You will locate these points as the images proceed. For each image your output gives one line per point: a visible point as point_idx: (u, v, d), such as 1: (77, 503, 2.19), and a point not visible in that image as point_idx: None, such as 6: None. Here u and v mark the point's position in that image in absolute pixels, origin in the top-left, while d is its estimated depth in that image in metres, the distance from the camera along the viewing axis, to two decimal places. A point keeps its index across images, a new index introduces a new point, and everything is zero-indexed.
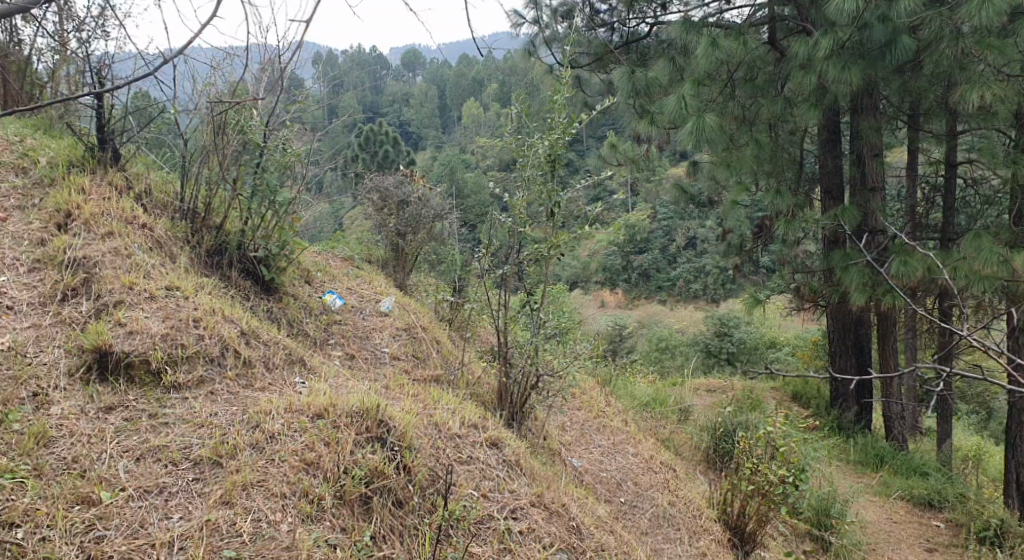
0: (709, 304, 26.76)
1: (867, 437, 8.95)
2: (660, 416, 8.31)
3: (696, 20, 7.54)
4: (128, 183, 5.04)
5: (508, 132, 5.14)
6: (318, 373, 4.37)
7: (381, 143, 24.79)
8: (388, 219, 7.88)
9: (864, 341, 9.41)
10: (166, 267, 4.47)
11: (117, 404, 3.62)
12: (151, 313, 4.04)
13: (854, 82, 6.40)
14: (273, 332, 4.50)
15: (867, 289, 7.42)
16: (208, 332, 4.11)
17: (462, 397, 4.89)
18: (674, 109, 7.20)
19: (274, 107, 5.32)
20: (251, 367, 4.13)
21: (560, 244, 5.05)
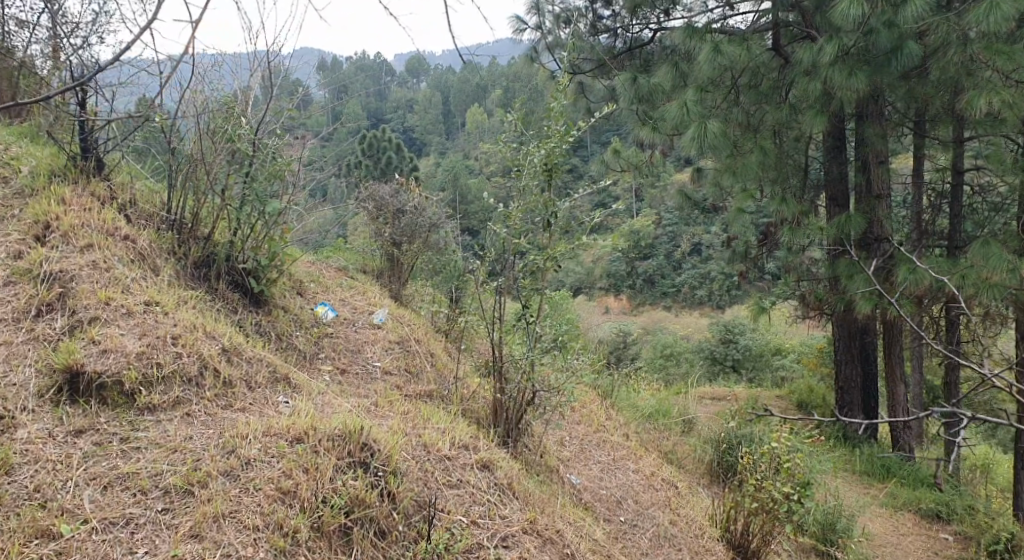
0: (714, 311, 26.58)
1: (873, 446, 8.75)
2: (661, 427, 8.15)
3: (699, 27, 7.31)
4: (111, 194, 4.91)
5: (504, 141, 5.00)
6: (302, 390, 4.22)
7: (384, 150, 24.75)
8: (384, 228, 7.74)
9: (869, 350, 9.24)
10: (146, 281, 4.34)
11: (87, 427, 3.48)
12: (127, 330, 3.90)
13: (860, 88, 6.24)
14: (256, 348, 4.38)
15: (872, 298, 7.25)
16: (186, 349, 3.97)
17: (455, 414, 4.74)
18: (674, 117, 7.06)
19: (265, 114, 5.18)
20: (232, 385, 4.00)
21: (556, 255, 4.91)
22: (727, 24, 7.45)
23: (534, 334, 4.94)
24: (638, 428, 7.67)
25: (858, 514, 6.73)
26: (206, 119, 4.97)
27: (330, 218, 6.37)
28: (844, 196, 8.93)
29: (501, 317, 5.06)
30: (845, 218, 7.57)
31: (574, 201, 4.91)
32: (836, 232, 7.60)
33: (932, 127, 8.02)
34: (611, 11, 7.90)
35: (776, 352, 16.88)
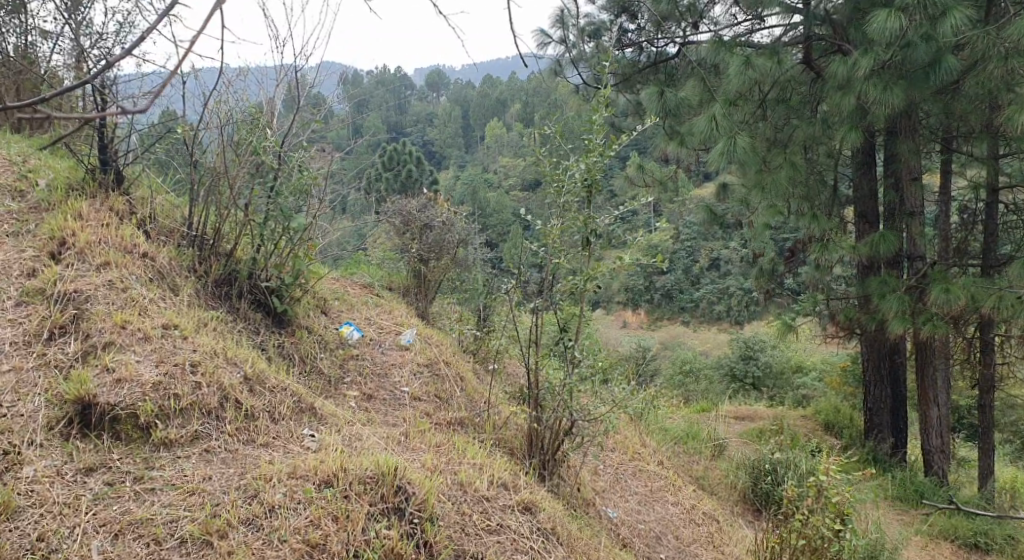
0: (734, 326, 26.21)
1: (905, 471, 8.32)
2: (694, 451, 7.81)
3: (727, 40, 6.98)
4: (131, 208, 4.69)
5: (540, 154, 4.72)
6: (327, 422, 3.96)
7: (403, 163, 24.63)
8: (410, 245, 7.43)
9: (899, 370, 8.81)
10: (165, 303, 4.12)
11: (98, 466, 3.23)
12: (143, 357, 3.66)
13: (897, 104, 5.92)
14: (280, 376, 4.12)
15: (906, 318, 6.84)
16: (206, 379, 3.71)
17: (489, 448, 4.45)
18: (703, 131, 6.77)
19: (291, 126, 4.93)
20: (256, 418, 3.74)
21: (596, 276, 4.61)
22: (757, 39, 7.08)
23: (573, 359, 4.66)
24: (670, 452, 7.34)
25: (903, 549, 6.32)
26: (230, 129, 4.74)
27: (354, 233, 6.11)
28: (874, 212, 8.58)
29: (537, 339, 4.78)
30: (878, 236, 7.24)
31: (614, 219, 4.59)
32: (873, 249, 7.27)
33: (962, 143, 7.68)
34: (637, 25, 7.52)
35: (799, 370, 16.52)
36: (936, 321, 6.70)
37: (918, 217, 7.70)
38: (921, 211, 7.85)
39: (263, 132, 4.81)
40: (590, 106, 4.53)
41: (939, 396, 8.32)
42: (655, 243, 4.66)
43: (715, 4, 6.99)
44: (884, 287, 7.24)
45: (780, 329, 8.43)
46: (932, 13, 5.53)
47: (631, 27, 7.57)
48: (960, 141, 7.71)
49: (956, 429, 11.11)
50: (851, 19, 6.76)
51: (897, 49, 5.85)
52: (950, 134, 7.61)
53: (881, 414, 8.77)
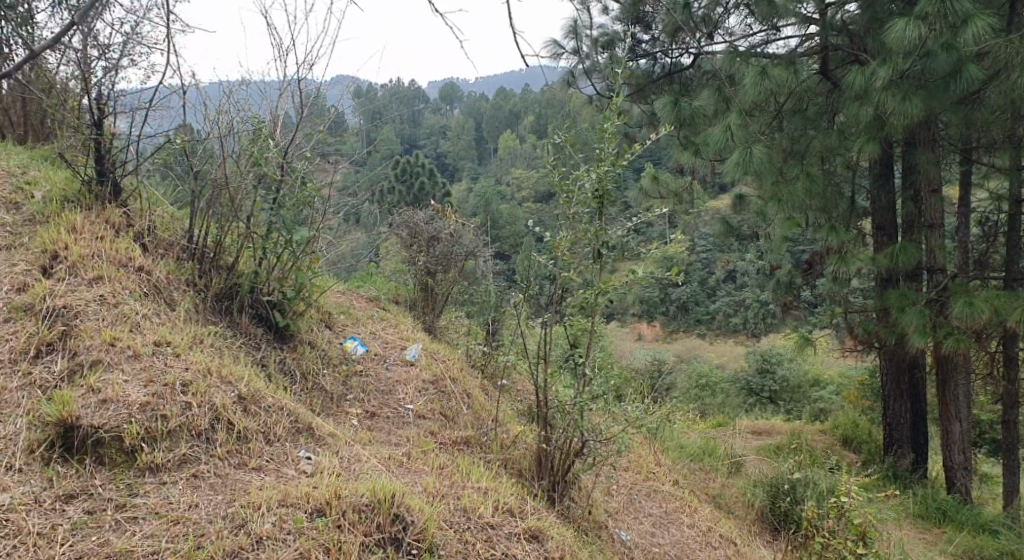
0: (750, 339, 25.86)
1: (928, 488, 8.03)
2: (710, 468, 7.58)
3: (743, 51, 6.81)
4: (128, 220, 4.59)
5: (550, 164, 4.56)
6: (326, 442, 3.81)
7: (417, 175, 24.57)
8: (418, 257, 7.29)
9: (920, 385, 8.55)
10: (159, 319, 3.99)
11: (79, 492, 3.10)
12: (132, 377, 3.52)
13: (915, 115, 5.71)
14: (277, 395, 3.97)
15: (928, 331, 6.59)
16: (197, 399, 3.56)
17: (494, 470, 4.27)
18: (717, 141, 6.60)
19: (295, 137, 4.77)
20: (249, 440, 3.59)
21: (608, 290, 4.43)
22: (771, 50, 6.93)
23: (583, 376, 4.48)
24: (685, 470, 7.13)
25: None
26: (232, 140, 4.60)
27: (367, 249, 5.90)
28: (893, 224, 8.36)
29: (546, 355, 4.60)
30: (897, 248, 7.03)
31: (626, 230, 4.43)
32: (892, 261, 7.06)
33: (985, 154, 7.45)
34: (651, 36, 7.38)
35: (817, 384, 16.18)
36: (960, 336, 6.45)
37: (938, 229, 7.47)
38: (941, 223, 7.62)
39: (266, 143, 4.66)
40: (601, 115, 4.39)
41: (961, 411, 8.04)
42: (666, 256, 4.49)
43: (728, 14, 6.84)
44: (903, 299, 7.01)
45: (797, 343, 8.21)
46: (953, 21, 5.33)
47: (645, 38, 7.44)
48: (981, 152, 7.49)
49: (978, 446, 10.80)
50: (868, 29, 6.57)
51: (916, 58, 5.65)
52: (971, 145, 7.39)
53: (902, 430, 8.49)
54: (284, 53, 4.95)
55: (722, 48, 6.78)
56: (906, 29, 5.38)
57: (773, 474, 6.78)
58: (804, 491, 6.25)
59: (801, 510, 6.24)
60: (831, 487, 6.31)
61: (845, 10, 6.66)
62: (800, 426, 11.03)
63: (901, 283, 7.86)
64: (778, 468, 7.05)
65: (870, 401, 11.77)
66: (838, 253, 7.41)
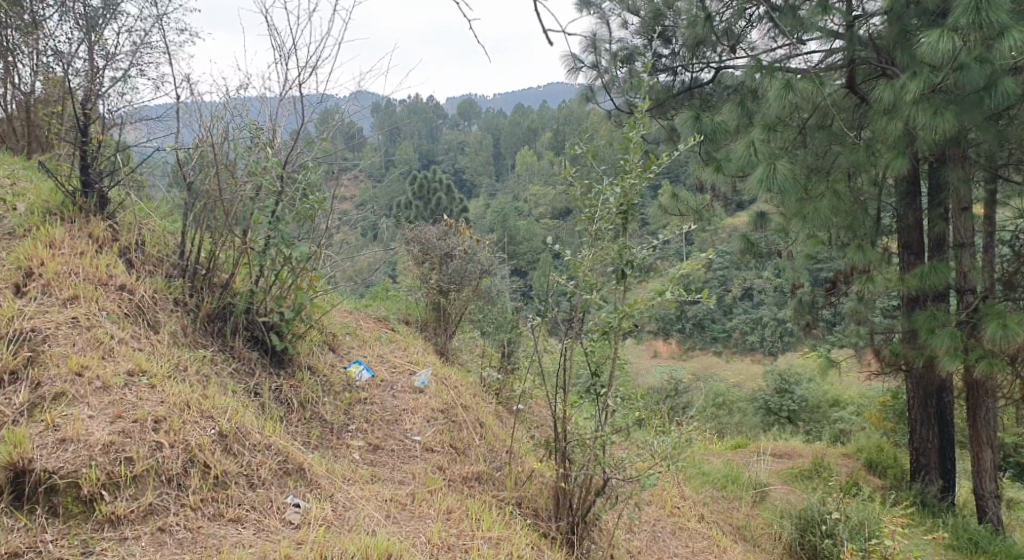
0: (767, 357, 25.26)
1: (957, 518, 7.42)
2: (733, 496, 7.11)
3: (766, 64, 6.45)
4: (114, 235, 4.30)
5: (572, 176, 4.21)
6: (316, 487, 3.48)
7: (434, 192, 24.16)
8: (429, 275, 6.94)
9: (947, 408, 8.00)
10: (138, 344, 3.72)
11: (25, 550, 2.78)
12: (98, 411, 3.23)
13: (948, 130, 5.31)
14: (267, 430, 3.64)
15: (960, 354, 6.13)
16: (169, 438, 3.25)
17: (505, 514, 3.88)
18: (740, 157, 6.22)
19: (296, 146, 4.45)
20: (227, 483, 3.28)
21: (633, 314, 4.04)
22: (793, 65, 6.46)
23: (606, 408, 4.09)
24: (708, 499, 6.68)
25: None
26: (227, 147, 4.34)
27: (378, 265, 5.52)
28: (920, 243, 7.87)
29: (564, 384, 4.21)
30: (927, 268, 6.58)
31: (652, 249, 4.07)
32: (922, 282, 6.61)
33: (1017, 171, 7.02)
34: (671, 50, 6.99)
35: (837, 405, 15.61)
36: (996, 361, 6.00)
37: (969, 248, 6.99)
38: (972, 242, 7.15)
39: (263, 152, 4.36)
40: (626, 123, 4.08)
41: (993, 436, 7.36)
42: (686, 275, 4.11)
43: (752, 28, 6.54)
44: (932, 320, 6.52)
45: (821, 366, 7.80)
46: (988, 34, 4.95)
47: (664, 52, 7.06)
48: (1012, 169, 7.06)
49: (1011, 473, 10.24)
50: (897, 42, 6.07)
51: (949, 70, 5.23)
52: (1002, 162, 6.96)
53: (930, 455, 7.93)
54: (285, 56, 4.71)
55: (745, 62, 6.47)
56: (940, 41, 4.97)
57: (802, 506, 6.31)
58: (838, 527, 5.76)
59: (836, 546, 5.74)
60: (863, 522, 5.85)
61: (870, 24, 6.22)
62: (824, 449, 10.44)
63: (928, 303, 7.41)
64: (807, 499, 6.58)
65: (892, 422, 11.20)
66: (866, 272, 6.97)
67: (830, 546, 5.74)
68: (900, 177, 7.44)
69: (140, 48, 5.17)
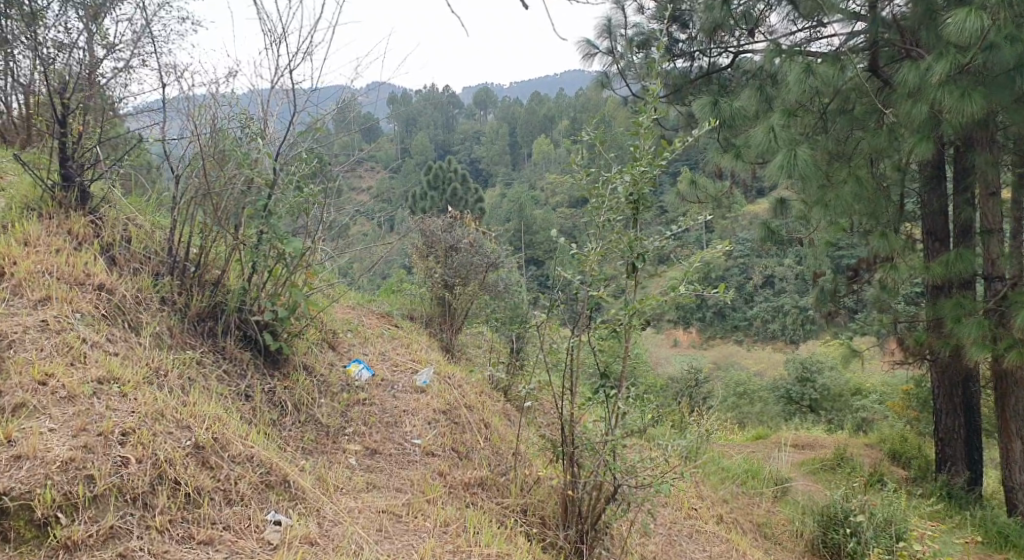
0: (788, 345, 24.84)
1: (986, 510, 7.08)
2: (753, 492, 6.83)
3: (786, 48, 6.13)
4: (95, 231, 4.13)
5: (578, 165, 3.97)
6: (300, 502, 3.36)
7: (448, 181, 23.95)
8: (435, 268, 6.72)
9: (974, 398, 7.67)
10: (114, 350, 3.56)
11: None
12: (60, 425, 3.07)
13: (975, 113, 4.99)
14: (249, 440, 3.48)
15: (988, 344, 5.80)
16: (137, 453, 3.08)
17: (506, 530, 3.65)
18: (758, 143, 5.92)
19: (287, 135, 4.23)
20: (200, 501, 3.11)
21: (643, 310, 3.81)
22: (815, 48, 6.17)
23: (617, 410, 3.85)
24: (725, 495, 6.41)
25: None
26: (216, 137, 4.15)
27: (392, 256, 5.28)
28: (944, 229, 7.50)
29: (570, 385, 3.97)
30: (953, 255, 6.25)
31: (666, 240, 3.82)
32: (948, 270, 6.27)
33: None
34: (687, 35, 6.70)
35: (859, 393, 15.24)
36: None
37: (998, 234, 6.64)
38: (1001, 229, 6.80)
39: (254, 142, 4.15)
40: (635, 106, 3.83)
41: None
42: (699, 268, 3.85)
43: (770, 11, 6.20)
44: (958, 309, 6.18)
45: (842, 356, 7.50)
46: None
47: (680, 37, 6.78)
48: None
49: None
50: (922, 23, 5.71)
51: (977, 50, 4.92)
52: None
53: (955, 447, 7.60)
54: (277, 41, 4.48)
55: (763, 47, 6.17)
56: (967, 21, 4.65)
57: (824, 503, 6.02)
58: (863, 525, 5.45)
59: (860, 545, 5.46)
60: (889, 520, 5.54)
61: (893, 4, 5.81)
62: (846, 440, 10.11)
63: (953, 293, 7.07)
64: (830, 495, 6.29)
65: (915, 412, 10.85)
66: (888, 260, 6.65)
67: (854, 545, 5.44)
68: (925, 163, 7.10)
69: (141, 37, 4.96)
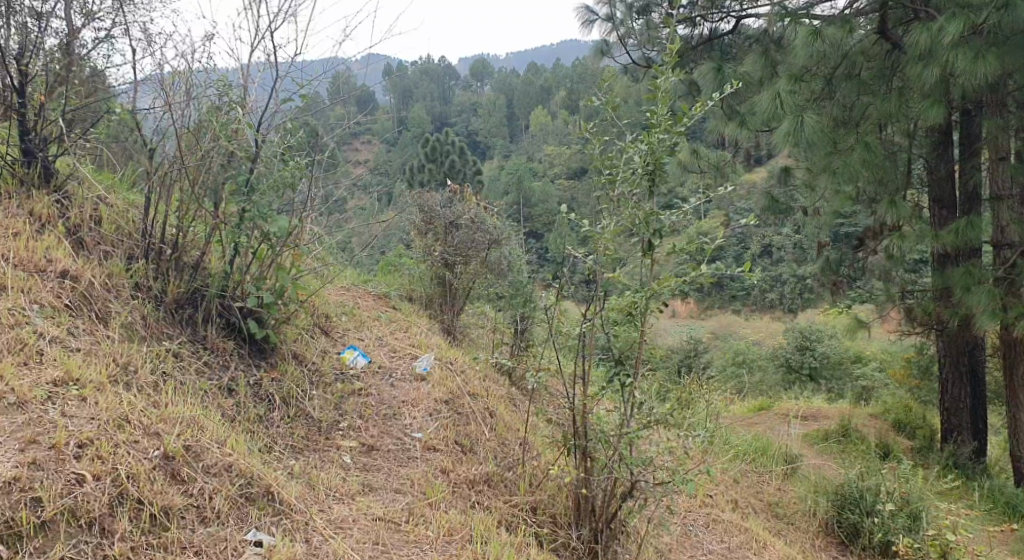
0: (788, 315, 24.60)
1: (994, 479, 6.78)
2: (762, 469, 6.49)
3: (791, 9, 5.78)
4: (62, 211, 3.83)
5: (589, 131, 3.61)
6: (286, 517, 3.06)
7: (445, 153, 23.58)
8: (434, 246, 6.39)
9: (982, 367, 7.35)
10: (76, 347, 3.27)
11: None
12: (6, 438, 2.76)
13: (991, 76, 4.63)
14: (229, 448, 3.18)
15: (999, 314, 5.43)
16: (94, 469, 2.78)
17: (515, 539, 3.35)
18: (764, 110, 5.57)
19: (270, 104, 3.86)
20: (168, 524, 2.81)
21: (661, 292, 3.46)
22: (819, 11, 5.80)
23: (633, 401, 3.52)
24: (733, 471, 6.07)
25: None
26: (191, 108, 3.79)
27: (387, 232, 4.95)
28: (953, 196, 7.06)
29: (584, 375, 3.66)
30: (963, 221, 5.85)
31: (684, 214, 3.45)
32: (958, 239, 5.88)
33: None
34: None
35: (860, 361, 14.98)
36: None
37: (1009, 200, 6.16)
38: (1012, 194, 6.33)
39: (232, 112, 3.78)
40: (652, 68, 3.44)
41: None
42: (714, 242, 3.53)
43: None
44: (968, 277, 5.78)
45: (849, 326, 7.17)
46: None
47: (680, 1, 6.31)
48: None
49: None
50: None
51: (993, 9, 4.62)
52: None
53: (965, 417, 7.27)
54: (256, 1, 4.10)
55: (768, 10, 5.82)
56: None
57: (839, 480, 5.64)
58: (881, 506, 5.11)
59: (878, 525, 5.10)
60: (907, 499, 5.20)
61: None
62: (852, 410, 9.83)
63: (960, 261, 6.70)
64: (846, 472, 5.93)
65: (917, 380, 10.54)
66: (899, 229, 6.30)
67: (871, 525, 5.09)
68: (940, 129, 6.73)
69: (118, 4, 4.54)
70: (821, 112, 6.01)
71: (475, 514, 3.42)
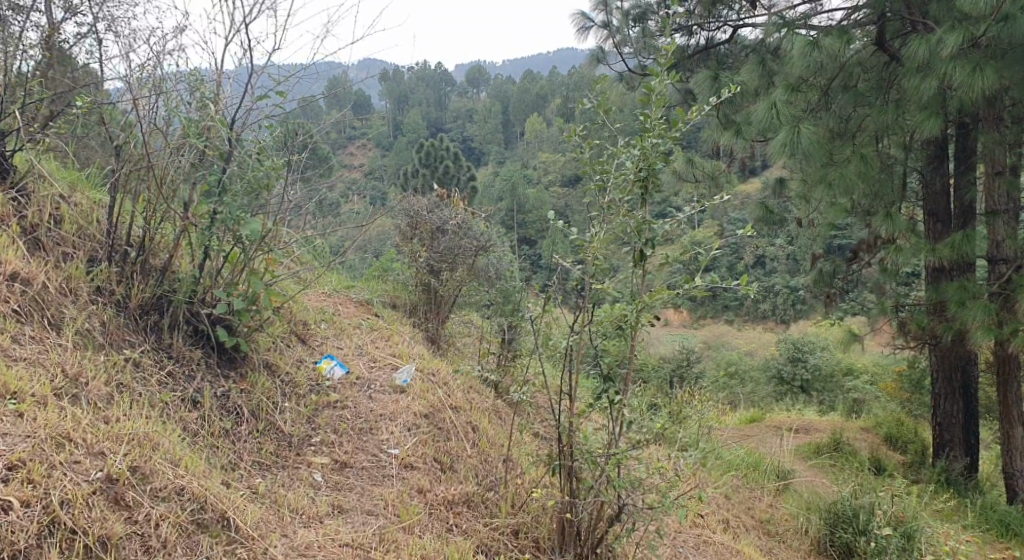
0: (780, 327, 24.50)
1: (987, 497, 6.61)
2: (754, 483, 6.30)
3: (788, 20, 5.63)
4: (19, 209, 3.62)
5: (579, 135, 3.43)
6: (240, 545, 2.86)
7: (439, 158, 23.46)
8: (420, 252, 6.20)
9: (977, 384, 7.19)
10: (22, 357, 3.08)
11: None
12: None
13: (989, 89, 4.48)
14: (181, 469, 2.99)
15: (995, 330, 5.26)
16: (25, 495, 2.58)
17: None
18: (759, 119, 5.41)
19: (245, 100, 3.66)
20: (104, 555, 2.60)
21: (652, 305, 3.28)
22: (817, 22, 5.65)
23: (621, 419, 3.33)
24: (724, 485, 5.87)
25: None
26: (161, 103, 3.58)
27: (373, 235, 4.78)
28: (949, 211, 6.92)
29: (571, 392, 3.47)
30: (960, 236, 5.69)
31: (677, 224, 3.27)
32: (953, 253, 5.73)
33: None
34: (686, 7, 6.09)
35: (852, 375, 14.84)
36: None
37: (1005, 215, 5.99)
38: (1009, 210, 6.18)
39: (204, 109, 3.58)
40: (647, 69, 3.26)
41: None
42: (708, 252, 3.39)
43: None
44: (963, 292, 5.62)
45: (844, 339, 7.00)
46: None
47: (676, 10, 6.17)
48: None
49: None
50: None
51: (991, 22, 4.47)
52: None
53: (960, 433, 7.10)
54: None
55: (765, 20, 5.68)
56: None
57: (831, 497, 5.45)
58: (873, 525, 4.92)
59: (870, 545, 4.91)
60: (900, 518, 5.01)
61: None
62: (844, 424, 9.68)
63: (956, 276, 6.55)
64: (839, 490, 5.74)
65: (910, 395, 10.39)
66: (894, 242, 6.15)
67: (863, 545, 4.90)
68: (938, 143, 6.58)
69: None
70: (817, 123, 5.85)
71: (450, 540, 3.23)
